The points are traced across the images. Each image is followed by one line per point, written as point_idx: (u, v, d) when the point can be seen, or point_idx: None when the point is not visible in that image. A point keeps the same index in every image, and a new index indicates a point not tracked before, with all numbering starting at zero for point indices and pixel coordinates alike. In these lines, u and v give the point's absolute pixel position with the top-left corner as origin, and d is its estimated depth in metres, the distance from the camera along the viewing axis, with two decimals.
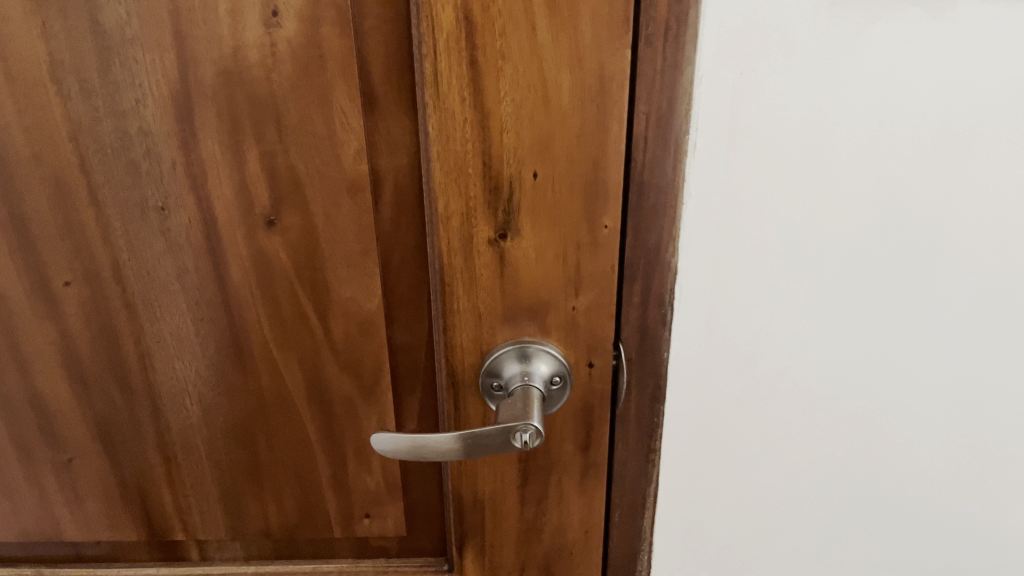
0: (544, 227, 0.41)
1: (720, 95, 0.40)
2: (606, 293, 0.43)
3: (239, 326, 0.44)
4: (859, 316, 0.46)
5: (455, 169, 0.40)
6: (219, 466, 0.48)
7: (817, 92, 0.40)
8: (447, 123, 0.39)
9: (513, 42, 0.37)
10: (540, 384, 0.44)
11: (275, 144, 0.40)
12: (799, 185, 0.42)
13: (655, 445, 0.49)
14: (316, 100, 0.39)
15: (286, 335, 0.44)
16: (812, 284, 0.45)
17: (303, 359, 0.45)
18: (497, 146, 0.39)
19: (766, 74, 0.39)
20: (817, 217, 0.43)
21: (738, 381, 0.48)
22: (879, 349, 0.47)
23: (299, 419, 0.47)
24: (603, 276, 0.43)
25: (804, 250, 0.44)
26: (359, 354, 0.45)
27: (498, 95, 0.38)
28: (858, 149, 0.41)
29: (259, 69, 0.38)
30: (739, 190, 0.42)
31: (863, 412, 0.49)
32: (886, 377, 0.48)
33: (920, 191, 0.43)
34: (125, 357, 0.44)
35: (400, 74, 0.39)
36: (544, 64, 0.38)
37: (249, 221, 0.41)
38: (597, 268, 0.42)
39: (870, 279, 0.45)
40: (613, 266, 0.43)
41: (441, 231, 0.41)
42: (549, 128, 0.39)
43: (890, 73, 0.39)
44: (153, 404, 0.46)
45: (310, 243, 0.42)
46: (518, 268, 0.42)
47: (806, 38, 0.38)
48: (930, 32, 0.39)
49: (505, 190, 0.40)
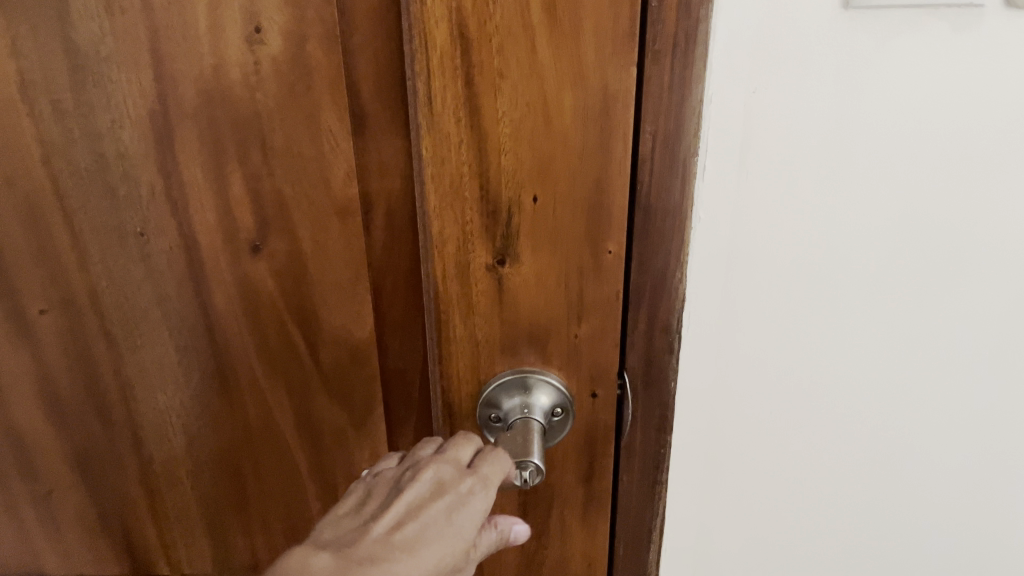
0: (546, 252, 0.39)
1: (730, 112, 0.37)
2: (610, 321, 0.41)
3: (225, 355, 0.44)
4: (874, 344, 0.44)
5: (451, 193, 0.38)
6: (203, 491, 0.49)
7: (832, 110, 0.37)
8: (441, 145, 0.36)
9: (511, 59, 0.35)
10: (540, 417, 0.41)
11: (259, 167, 0.38)
12: (812, 206, 0.40)
13: (661, 477, 0.47)
14: (301, 119, 0.37)
15: (273, 363, 0.44)
16: (826, 309, 0.42)
17: (290, 388, 0.45)
18: (495, 169, 0.37)
19: (779, 90, 0.37)
20: (831, 240, 0.40)
21: (747, 411, 0.46)
22: (896, 378, 0.45)
23: (283, 447, 0.47)
24: (607, 303, 0.41)
25: (818, 274, 0.41)
26: (349, 382, 0.44)
27: (496, 115, 0.36)
28: (876, 169, 0.39)
29: (242, 89, 0.37)
30: (749, 213, 0.40)
31: (877, 443, 0.47)
32: (903, 408, 0.46)
33: (942, 212, 0.40)
34: (104, 383, 0.45)
35: (390, 92, 0.36)
36: (545, 83, 0.35)
37: (232, 247, 0.41)
38: (601, 295, 0.40)
39: (885, 304, 0.42)
40: (618, 292, 0.40)
41: (436, 257, 0.39)
42: (551, 150, 0.37)
43: (910, 89, 0.37)
44: (134, 430, 0.47)
45: (297, 270, 0.41)
46: (517, 295, 0.40)
47: (822, 52, 0.36)
48: (954, 45, 0.36)
49: (504, 214, 0.38)
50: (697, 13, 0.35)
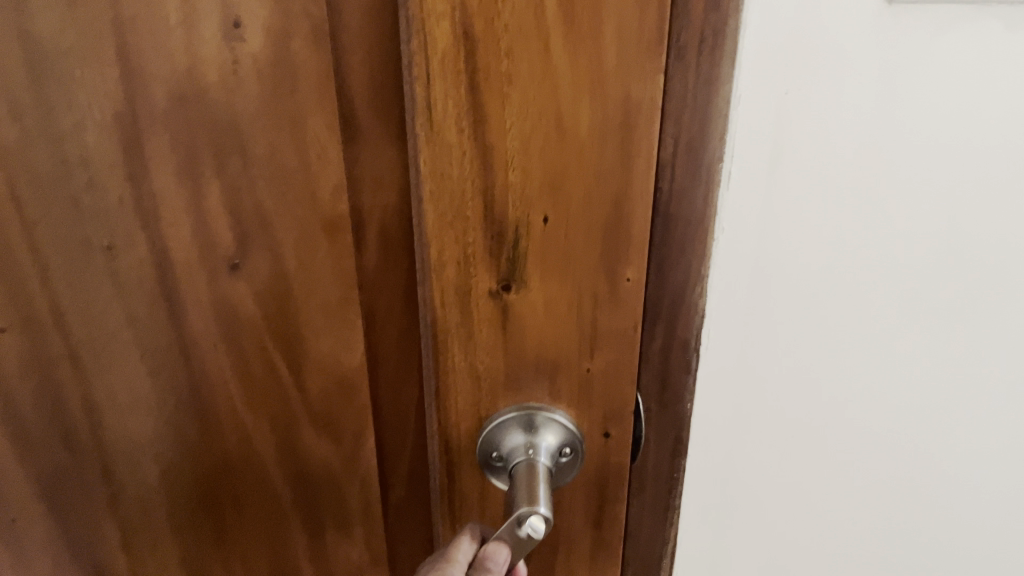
0: (556, 278, 0.35)
1: (767, 108, 0.36)
2: (626, 355, 0.37)
3: (199, 383, 0.39)
4: (893, 346, 0.43)
5: (452, 210, 0.34)
6: (178, 525, 0.44)
7: (864, 99, 0.36)
8: (442, 157, 0.33)
9: (522, 62, 0.31)
10: (546, 458, 0.38)
11: (239, 177, 0.34)
12: (843, 208, 0.39)
13: (674, 506, 0.44)
14: (285, 124, 0.33)
15: (255, 392, 0.39)
16: (849, 310, 0.42)
17: (274, 416, 0.40)
18: (501, 185, 0.33)
19: (819, 86, 0.35)
20: (851, 234, 0.39)
21: (766, 409, 0.45)
22: (909, 381, 0.45)
23: (266, 480, 0.42)
24: (623, 335, 0.36)
25: (843, 277, 0.41)
26: (336, 413, 0.40)
27: (503, 126, 0.32)
28: (910, 171, 0.38)
29: (219, 90, 0.32)
30: (772, 202, 0.38)
31: (881, 446, 0.47)
32: (910, 411, 0.46)
33: (970, 217, 0.40)
34: (70, 409, 0.40)
35: (386, 96, 0.33)
36: (559, 90, 0.31)
37: (210, 265, 0.36)
38: (616, 326, 0.36)
39: (903, 297, 0.42)
40: (636, 324, 0.36)
41: (433, 280, 0.35)
42: (563, 166, 0.33)
43: (950, 89, 0.36)
44: (104, 461, 0.42)
45: (280, 291, 0.36)
46: (524, 324, 0.36)
47: (866, 48, 0.35)
48: (1001, 45, 0.35)
49: (510, 236, 0.34)
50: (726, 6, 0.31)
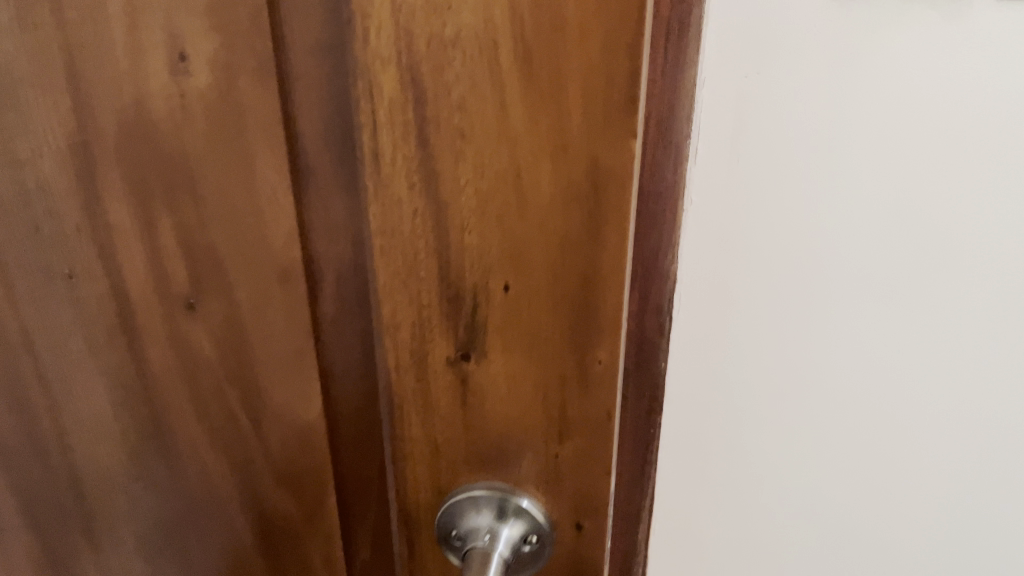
0: (519, 352, 0.31)
1: (720, 103, 0.37)
2: (600, 444, 0.33)
3: (161, 423, 0.38)
4: (862, 364, 0.43)
5: (404, 268, 0.31)
6: (146, 564, 0.43)
7: (828, 69, 0.36)
8: (391, 211, 0.30)
9: (475, 114, 0.28)
10: (506, 548, 0.34)
11: (191, 215, 0.33)
12: (800, 211, 0.39)
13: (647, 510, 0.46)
14: (235, 165, 0.31)
15: (213, 437, 0.37)
16: (813, 321, 0.42)
17: (232, 464, 0.38)
18: (457, 247, 0.30)
19: (769, 82, 0.37)
20: (830, 196, 0.39)
21: (756, 383, 0.45)
22: (882, 405, 0.44)
23: (229, 529, 0.40)
24: (595, 424, 0.32)
25: (805, 285, 0.41)
26: (295, 468, 0.37)
27: (457, 182, 0.29)
28: (872, 177, 0.38)
29: (168, 124, 0.31)
30: (732, 184, 0.39)
31: (855, 477, 0.47)
32: (883, 438, 0.45)
33: (937, 230, 0.39)
34: (39, 432, 0.39)
35: (337, 141, 0.30)
36: (517, 146, 0.28)
37: (166, 303, 0.35)
38: (588, 412, 0.32)
39: (887, 289, 0.41)
40: (611, 412, 0.32)
41: (388, 341, 0.32)
42: (523, 231, 0.29)
43: (908, 89, 0.36)
44: (72, 488, 0.41)
45: (235, 336, 0.35)
46: (486, 398, 0.33)
47: (814, 45, 0.36)
48: (956, 45, 0.35)
49: (468, 302, 0.31)
50: None
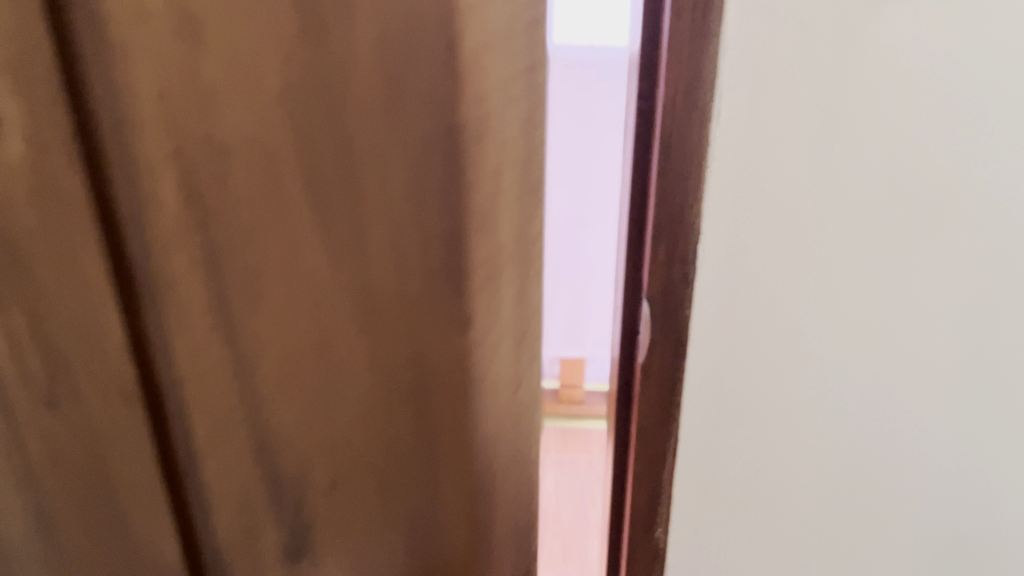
0: (421, 209, 0.47)
1: (736, 80, 0.40)
2: (496, 262, 0.49)
3: (168, 306, 0.45)
4: (854, 320, 0.46)
5: (344, 156, 0.44)
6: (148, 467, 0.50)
7: (825, 45, 0.39)
8: (326, 118, 0.43)
9: (380, 38, 0.42)
10: None
11: (207, 139, 0.42)
12: (802, 180, 0.42)
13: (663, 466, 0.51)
14: (243, 82, 0.41)
15: (223, 324, 0.46)
16: (810, 286, 0.45)
17: (241, 348, 0.47)
18: (366, 139, 0.44)
19: (777, 58, 0.39)
20: (849, 148, 0.41)
21: (752, 357, 0.47)
22: (866, 361, 0.47)
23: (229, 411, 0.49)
24: (489, 252, 0.49)
25: (802, 256, 0.44)
26: (290, 338, 0.48)
27: (366, 86, 0.43)
28: (862, 139, 0.41)
29: (194, 64, 0.40)
30: (740, 160, 0.42)
31: (841, 437, 0.50)
32: (867, 391, 0.48)
33: (918, 181, 0.42)
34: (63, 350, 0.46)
35: (297, 68, 0.41)
36: (403, 54, 0.42)
37: (185, 217, 0.43)
38: (480, 245, 0.49)
39: (877, 246, 0.44)
40: (501, 241, 0.49)
41: (338, 218, 0.45)
42: (410, 119, 0.44)
43: (892, 51, 0.39)
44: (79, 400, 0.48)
45: (244, 230, 0.44)
46: (406, 249, 0.47)
47: (819, 20, 0.39)
48: (932, 9, 0.39)
49: (386, 177, 0.45)
50: (715, 13, 0.39)
